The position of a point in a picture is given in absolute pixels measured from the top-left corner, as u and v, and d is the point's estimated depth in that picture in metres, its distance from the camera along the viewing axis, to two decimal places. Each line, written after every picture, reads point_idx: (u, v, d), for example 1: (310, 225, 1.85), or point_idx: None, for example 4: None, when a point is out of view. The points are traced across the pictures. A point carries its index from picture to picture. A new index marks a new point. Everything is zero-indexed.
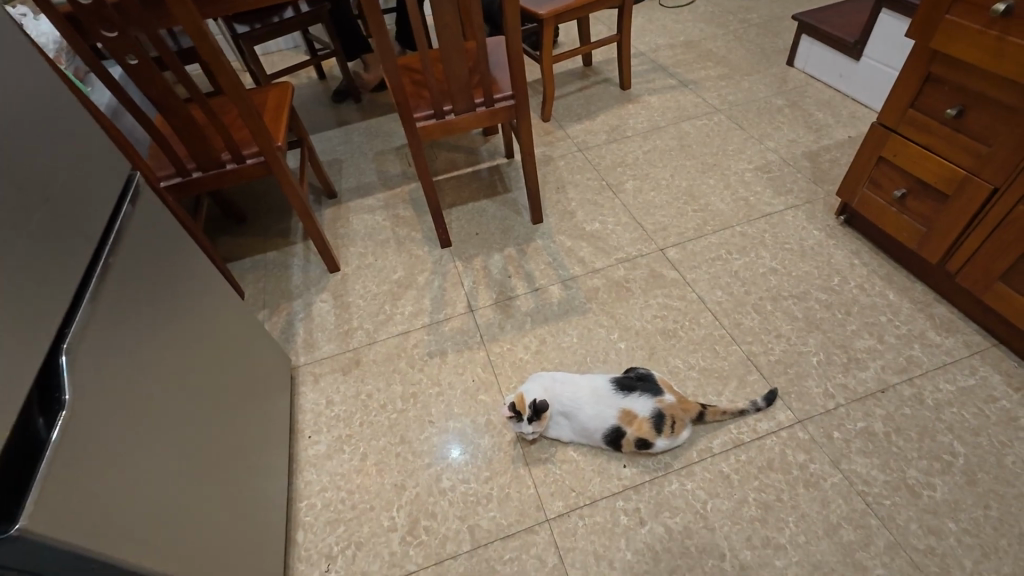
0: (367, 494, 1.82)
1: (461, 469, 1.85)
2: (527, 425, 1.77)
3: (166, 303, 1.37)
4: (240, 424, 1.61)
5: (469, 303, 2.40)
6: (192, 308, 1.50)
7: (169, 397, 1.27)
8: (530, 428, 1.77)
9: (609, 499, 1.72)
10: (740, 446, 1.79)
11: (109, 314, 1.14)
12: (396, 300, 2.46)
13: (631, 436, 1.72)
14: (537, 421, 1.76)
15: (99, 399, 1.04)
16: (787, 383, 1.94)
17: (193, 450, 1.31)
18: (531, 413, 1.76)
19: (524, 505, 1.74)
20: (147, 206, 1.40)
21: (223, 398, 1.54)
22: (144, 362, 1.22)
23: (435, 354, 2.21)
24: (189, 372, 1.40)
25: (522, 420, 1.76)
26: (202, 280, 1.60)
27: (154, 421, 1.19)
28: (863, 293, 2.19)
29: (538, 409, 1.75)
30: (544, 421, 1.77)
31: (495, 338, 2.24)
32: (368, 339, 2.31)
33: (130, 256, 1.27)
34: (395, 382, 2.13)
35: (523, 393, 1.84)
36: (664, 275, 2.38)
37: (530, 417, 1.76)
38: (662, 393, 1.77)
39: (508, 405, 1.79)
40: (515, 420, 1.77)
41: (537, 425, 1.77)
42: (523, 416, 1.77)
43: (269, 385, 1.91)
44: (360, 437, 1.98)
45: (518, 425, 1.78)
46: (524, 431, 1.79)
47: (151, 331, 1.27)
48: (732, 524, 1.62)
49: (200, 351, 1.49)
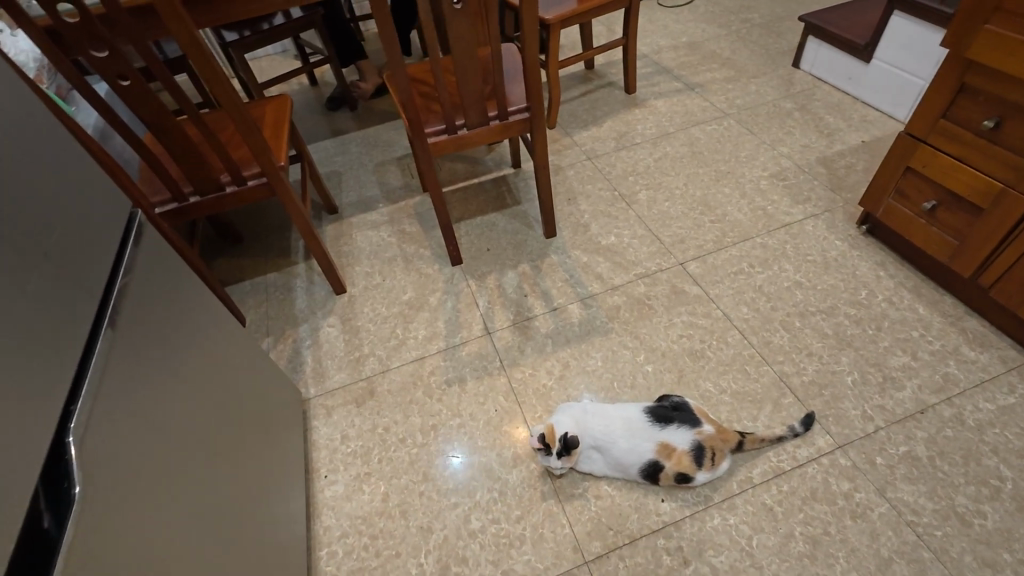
0: (391, 540, 1.72)
1: (490, 509, 1.76)
2: (556, 459, 1.68)
3: (179, 348, 1.26)
4: (256, 472, 1.49)
5: (485, 325, 2.30)
6: (205, 349, 1.38)
7: (186, 454, 1.16)
8: (560, 463, 1.67)
9: (649, 538, 1.64)
10: (781, 475, 1.72)
11: (120, 371, 1.02)
12: (408, 323, 2.35)
13: (670, 470, 1.64)
14: (568, 456, 1.66)
15: (113, 470, 0.93)
16: (823, 405, 1.87)
17: (213, 509, 1.20)
18: (562, 448, 1.66)
19: (560, 546, 1.65)
20: (154, 243, 1.28)
21: (238, 446, 1.43)
22: (160, 418, 1.11)
23: (453, 382, 2.11)
24: (204, 421, 1.29)
25: (553, 454, 1.67)
26: (215, 317, 1.48)
27: (172, 484, 1.08)
28: (892, 307, 2.13)
29: (569, 444, 1.65)
30: (574, 455, 1.68)
31: (516, 363, 2.14)
32: (381, 367, 2.20)
33: (140, 301, 1.15)
34: (413, 414, 2.03)
35: (552, 424, 1.75)
36: (686, 291, 2.30)
37: (560, 452, 1.66)
38: (700, 423, 1.69)
39: (537, 438, 1.69)
40: (545, 454, 1.68)
41: (567, 460, 1.68)
42: (553, 450, 1.68)
43: (280, 423, 1.79)
44: (380, 476, 1.88)
45: (547, 459, 1.68)
46: (554, 466, 1.70)
47: (165, 383, 1.16)
48: (780, 561, 1.56)
49: (214, 395, 1.37)
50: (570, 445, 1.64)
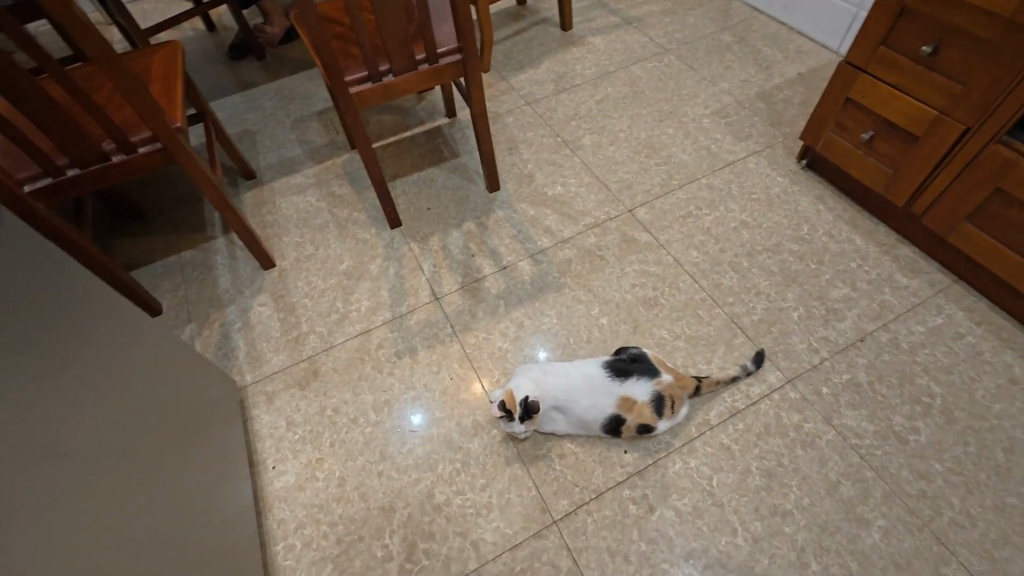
0: (352, 524, 1.64)
1: (454, 480, 1.70)
2: (519, 424, 1.63)
3: (78, 359, 1.12)
4: (189, 470, 1.38)
5: (432, 290, 2.17)
6: (113, 356, 1.24)
7: (105, 474, 1.06)
8: (523, 427, 1.63)
9: (615, 490, 1.65)
10: (736, 415, 1.76)
11: (2, 401, 0.89)
12: (349, 295, 2.18)
13: (632, 423, 1.64)
14: (530, 420, 1.61)
15: (14, 511, 0.83)
16: (772, 342, 1.91)
17: (150, 524, 1.13)
18: (524, 413, 1.60)
19: (527, 509, 1.63)
20: (29, 241, 1.09)
21: (162, 448, 1.30)
22: (67, 443, 1.00)
23: (404, 354, 2.00)
24: (113, 431, 1.14)
25: (516, 420, 1.61)
26: (121, 317, 1.32)
27: (88, 512, 0.98)
28: (832, 240, 2.18)
29: (531, 409, 1.59)
30: (536, 419, 1.63)
31: (468, 328, 2.05)
32: (325, 345, 2.05)
33: (21, 314, 1.00)
34: (363, 391, 1.92)
35: (512, 389, 1.68)
36: (636, 239, 2.25)
37: (523, 418, 1.61)
38: (659, 373, 1.68)
39: (498, 404, 1.62)
40: (507, 419, 1.63)
41: (530, 424, 1.63)
42: (515, 415, 1.62)
43: (212, 412, 1.65)
44: (334, 460, 1.77)
45: (511, 424, 1.63)
46: (516, 432, 1.65)
47: (66, 402, 1.04)
48: (739, 496, 1.61)
49: (133, 404, 1.26)
50: (533, 410, 1.58)
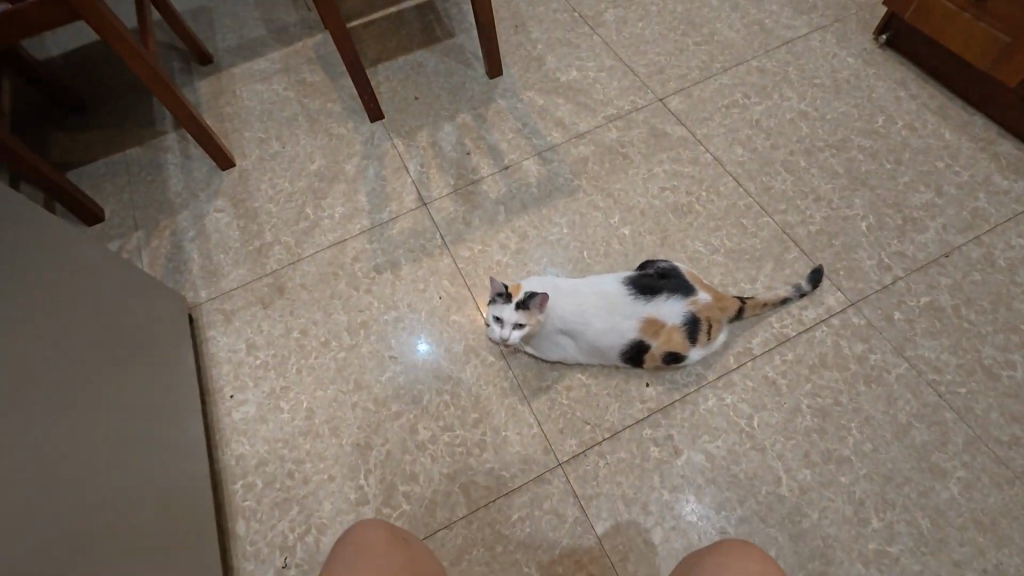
0: (322, 462, 1.40)
1: (441, 415, 1.44)
2: (512, 312, 1.31)
3: (21, 306, 0.96)
4: (161, 391, 1.29)
5: (419, 195, 1.81)
6: (60, 292, 1.08)
7: (92, 432, 1.00)
8: (517, 317, 1.30)
9: (633, 429, 1.37)
10: (785, 344, 1.44)
11: None
12: (321, 200, 1.84)
13: (658, 350, 1.34)
14: (530, 311, 1.30)
15: (21, 499, 0.81)
16: (832, 257, 1.55)
17: (151, 504, 1.08)
18: (524, 300, 1.31)
19: (528, 450, 1.37)
20: None
21: (131, 378, 1.20)
22: (54, 433, 0.92)
23: (384, 269, 1.68)
24: (83, 375, 1.05)
25: (513, 306, 1.31)
26: (54, 243, 1.11)
27: (83, 472, 0.94)
28: (914, 135, 1.75)
29: (533, 296, 1.29)
30: (537, 315, 1.31)
31: (460, 239, 1.71)
32: (292, 258, 1.73)
33: None
34: (337, 311, 1.62)
35: (517, 287, 1.39)
36: (667, 133, 1.84)
37: (522, 305, 1.31)
38: (695, 291, 1.35)
39: (496, 288, 1.34)
40: (502, 307, 1.33)
41: (528, 320, 1.31)
42: (513, 304, 1.32)
43: (176, 318, 1.51)
44: (301, 389, 1.51)
45: (504, 314, 1.32)
46: (507, 331, 1.31)
47: (33, 366, 0.94)
48: (785, 440, 1.32)
49: (96, 342, 1.13)
50: (534, 294, 1.28)
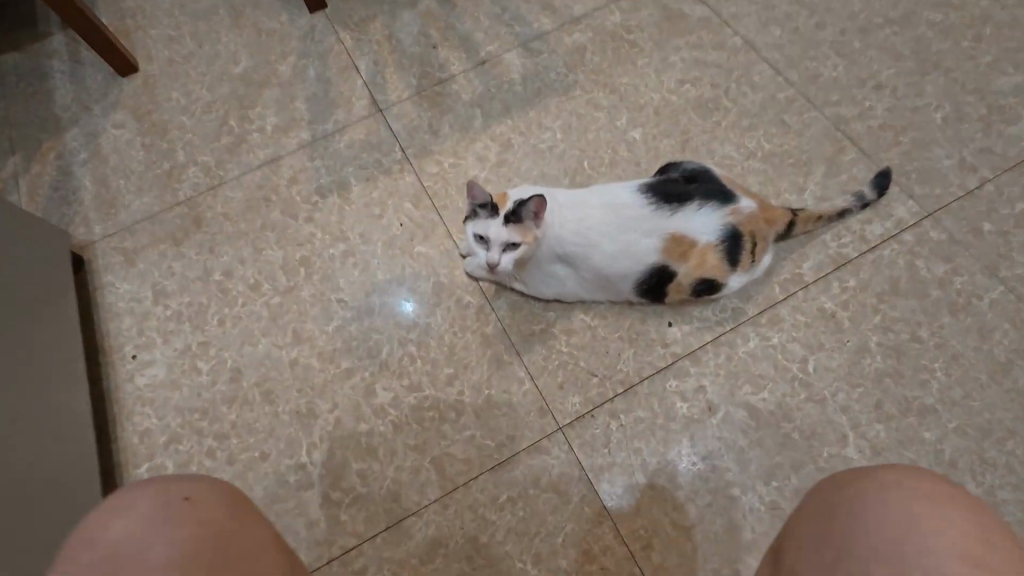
0: (252, 437, 1.08)
1: (404, 372, 1.11)
2: (502, 228, 0.97)
3: None
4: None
5: (372, 99, 1.43)
6: None
7: None
8: (508, 236, 0.96)
9: (653, 381, 1.06)
10: (844, 267, 1.12)
11: None
12: (248, 110, 1.45)
13: (685, 278, 1.01)
14: (524, 226, 0.97)
15: None
16: (900, 158, 1.22)
17: None
18: (516, 210, 0.96)
19: (519, 412, 1.06)
20: None
21: None
22: None
23: (330, 192, 1.31)
24: None
25: (500, 221, 0.97)
26: None
27: None
28: (996, 4, 1.38)
29: (527, 206, 0.95)
30: (532, 232, 0.98)
31: (426, 152, 1.34)
32: (212, 182, 1.36)
33: None
34: (269, 246, 1.26)
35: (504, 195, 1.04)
36: (685, 13, 1.45)
37: (512, 219, 0.96)
38: (739, 199, 1.00)
39: (475, 196, 0.98)
40: (485, 222, 0.98)
41: (521, 239, 0.97)
42: (500, 217, 0.97)
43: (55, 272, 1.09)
44: (224, 346, 1.17)
45: (489, 231, 0.97)
46: (494, 255, 0.98)
47: None
48: (850, 388, 1.02)
49: None
50: (528, 201, 0.94)
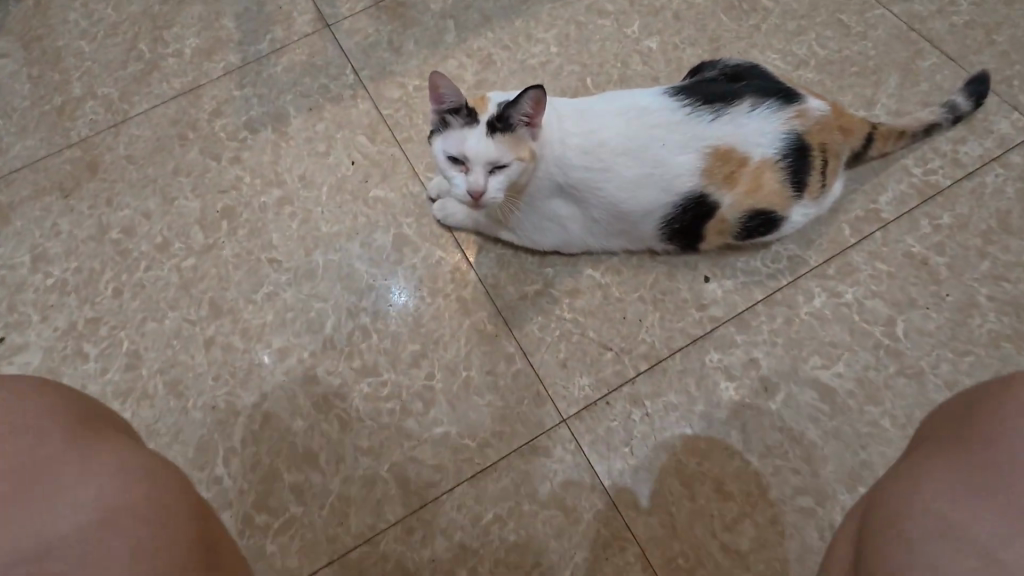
0: (152, 443, 0.81)
1: (355, 351, 0.84)
2: (485, 138, 0.69)
3: None
4: None
5: (317, 12, 1.13)
6: None
7: None
8: (496, 152, 0.69)
9: (687, 355, 0.79)
10: (935, 199, 0.84)
11: None
12: (162, 31, 1.15)
13: (730, 212, 0.74)
14: (516, 137, 0.70)
15: None
16: (995, 61, 0.94)
17: None
18: (505, 112, 0.69)
19: (508, 400, 0.79)
20: None
21: None
22: None
23: (262, 126, 1.03)
24: None
25: (483, 130, 0.69)
26: None
27: None
28: None
29: (522, 107, 0.69)
30: (529, 146, 0.72)
31: (384, 74, 1.05)
32: (113, 119, 1.06)
33: None
34: (183, 196, 0.98)
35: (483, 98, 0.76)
36: None
37: (501, 127, 0.69)
38: (806, 100, 0.72)
39: (443, 97, 0.70)
40: (461, 132, 0.70)
41: (514, 157, 0.71)
42: (482, 125, 0.70)
43: None
44: (119, 323, 0.89)
45: (467, 145, 0.70)
46: (478, 177, 0.71)
47: None
48: (956, 358, 0.75)
49: None
50: (524, 99, 0.68)
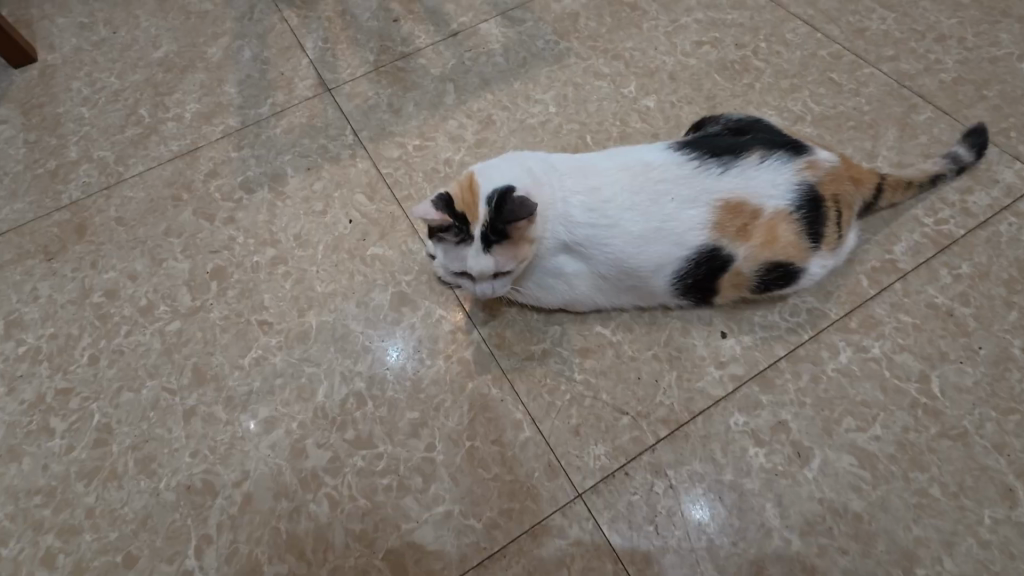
0: (116, 531, 0.72)
1: (349, 420, 0.77)
2: (482, 257, 0.67)
3: None
4: None
5: (319, 78, 1.15)
6: None
7: None
8: (497, 266, 0.68)
9: (710, 419, 0.73)
10: (951, 248, 0.82)
11: None
12: (163, 98, 1.16)
13: (745, 266, 0.70)
14: (514, 245, 0.67)
15: None
16: (989, 115, 0.95)
17: None
18: (495, 229, 0.66)
19: (517, 473, 0.72)
20: None
21: None
22: None
23: (258, 185, 1.01)
24: None
25: (479, 248, 0.67)
26: None
27: None
28: None
29: (514, 223, 0.66)
30: (528, 244, 0.69)
31: (384, 135, 1.05)
32: (106, 181, 1.04)
33: None
34: (173, 257, 0.94)
35: (469, 187, 0.70)
36: None
37: (497, 241, 0.66)
38: (814, 151, 0.71)
39: (429, 220, 0.66)
40: (457, 252, 0.68)
41: (515, 263, 0.69)
42: (477, 241, 0.67)
43: None
44: (91, 394, 0.82)
45: (467, 263, 0.68)
46: (485, 288, 0.71)
47: None
48: (1000, 416, 0.70)
49: None
50: (517, 219, 0.64)
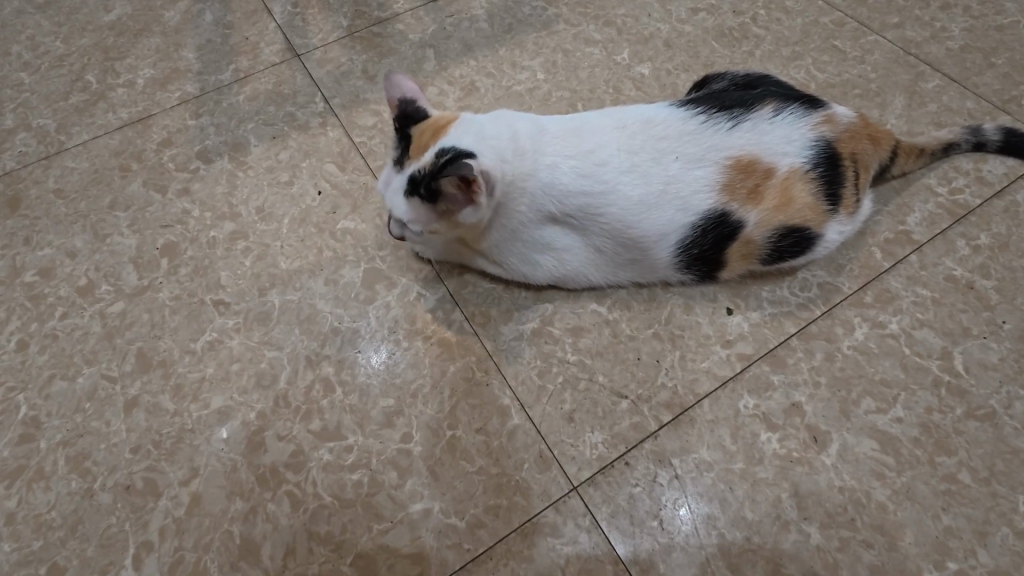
0: (40, 540, 0.62)
1: (315, 408, 0.69)
2: (400, 198, 0.61)
3: None
4: None
5: (288, 43, 1.05)
6: None
7: None
8: (405, 215, 0.61)
9: (717, 402, 0.66)
10: (968, 219, 0.77)
11: None
12: (113, 63, 1.05)
13: (756, 231, 0.64)
14: (436, 208, 0.60)
15: None
16: (1000, 83, 0.90)
17: None
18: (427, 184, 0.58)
19: (504, 465, 0.64)
20: None
21: None
22: None
23: (217, 155, 0.92)
24: None
25: (403, 187, 0.61)
26: None
27: None
28: None
29: (446, 184, 0.57)
30: (450, 215, 0.61)
31: (358, 102, 0.97)
32: (44, 151, 0.93)
33: None
34: (119, 231, 0.84)
35: (439, 132, 0.64)
36: None
37: (423, 195, 0.59)
38: (830, 106, 0.65)
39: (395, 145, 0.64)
40: (391, 177, 0.63)
41: (424, 226, 0.62)
42: (405, 178, 0.61)
43: None
44: (18, 384, 0.71)
45: (387, 192, 0.63)
46: (394, 229, 0.65)
47: None
48: None
49: None
50: (445, 178, 0.56)
